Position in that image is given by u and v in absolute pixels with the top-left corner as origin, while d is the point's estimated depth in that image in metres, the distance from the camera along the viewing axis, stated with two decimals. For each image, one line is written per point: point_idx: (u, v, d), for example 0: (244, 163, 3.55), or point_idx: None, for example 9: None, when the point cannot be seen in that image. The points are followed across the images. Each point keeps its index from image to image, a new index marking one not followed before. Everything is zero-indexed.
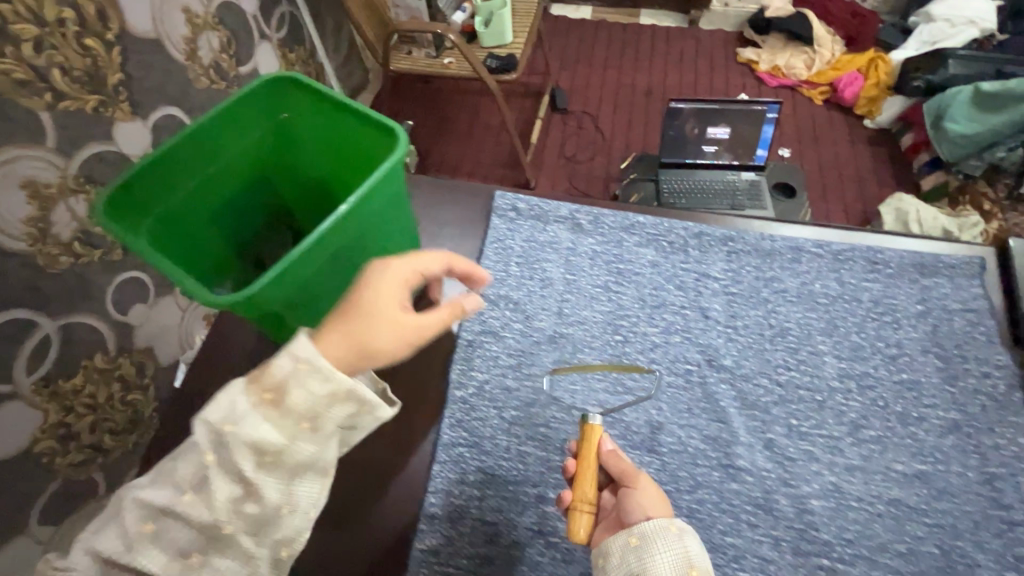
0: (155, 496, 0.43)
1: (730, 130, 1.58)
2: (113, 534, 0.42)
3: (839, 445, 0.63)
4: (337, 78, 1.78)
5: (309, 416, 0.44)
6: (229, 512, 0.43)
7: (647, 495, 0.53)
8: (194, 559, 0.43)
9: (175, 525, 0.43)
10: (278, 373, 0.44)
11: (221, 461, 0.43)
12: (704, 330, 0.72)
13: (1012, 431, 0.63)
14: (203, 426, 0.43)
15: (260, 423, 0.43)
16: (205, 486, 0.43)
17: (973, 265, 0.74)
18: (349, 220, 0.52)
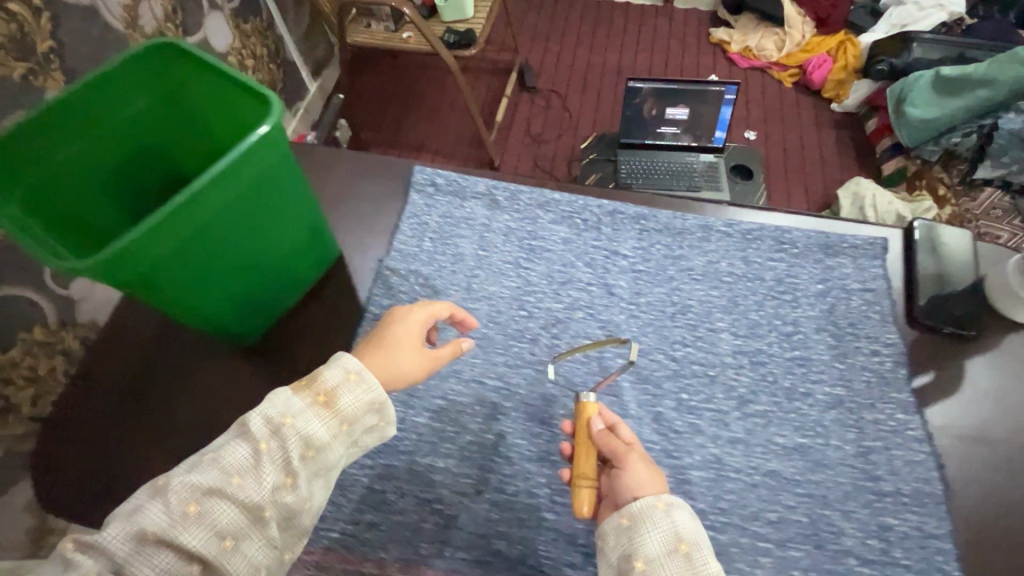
0: (203, 478, 0.44)
1: (688, 111, 1.55)
2: (156, 511, 0.42)
3: (725, 419, 0.65)
4: (299, 52, 1.67)
5: (350, 422, 0.51)
6: (277, 495, 0.46)
7: (651, 473, 0.53)
8: (227, 544, 0.44)
9: (219, 503, 0.44)
10: (330, 380, 0.51)
11: (278, 447, 0.47)
12: (607, 306, 0.73)
13: (892, 406, 0.65)
14: (261, 419, 0.48)
15: (312, 420, 0.49)
16: (259, 470, 0.46)
17: (875, 247, 0.75)
18: (216, 186, 0.53)
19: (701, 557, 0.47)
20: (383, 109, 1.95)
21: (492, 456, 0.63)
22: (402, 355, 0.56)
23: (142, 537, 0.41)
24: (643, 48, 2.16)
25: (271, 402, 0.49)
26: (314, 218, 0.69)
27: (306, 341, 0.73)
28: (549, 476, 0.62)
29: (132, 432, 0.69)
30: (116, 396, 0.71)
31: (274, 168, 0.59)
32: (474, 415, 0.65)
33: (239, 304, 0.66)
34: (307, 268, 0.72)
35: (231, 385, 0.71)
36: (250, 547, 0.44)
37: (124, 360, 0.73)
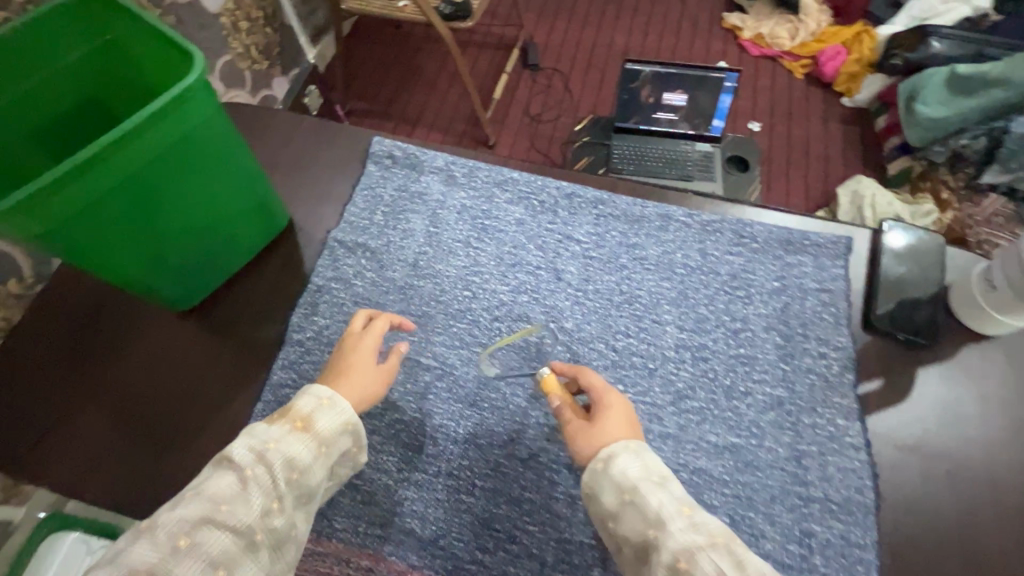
0: (190, 510, 0.41)
1: (686, 97, 1.48)
2: (143, 547, 0.39)
3: (658, 413, 0.63)
4: (298, 20, 1.51)
5: (328, 444, 0.50)
6: (266, 520, 0.44)
7: (600, 423, 0.52)
8: (219, 574, 0.40)
9: (211, 532, 0.40)
10: (303, 407, 0.51)
11: (267, 472, 0.45)
12: (553, 292, 0.71)
13: (833, 411, 0.63)
14: (243, 445, 0.46)
15: (293, 444, 0.48)
16: (249, 495, 0.43)
17: (839, 246, 0.72)
18: (129, 141, 0.52)
19: (648, 498, 0.45)
20: (379, 83, 1.83)
21: (418, 435, 0.62)
22: (363, 369, 0.57)
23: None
24: (657, 30, 2.00)
25: (251, 430, 0.48)
26: (253, 186, 0.67)
27: (246, 310, 0.72)
28: (472, 459, 0.61)
29: (63, 393, 0.67)
30: (47, 357, 0.69)
31: (199, 129, 0.57)
32: (403, 393, 0.65)
33: (170, 268, 0.65)
34: (248, 238, 0.71)
35: (167, 349, 0.69)
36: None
37: (58, 321, 0.71)
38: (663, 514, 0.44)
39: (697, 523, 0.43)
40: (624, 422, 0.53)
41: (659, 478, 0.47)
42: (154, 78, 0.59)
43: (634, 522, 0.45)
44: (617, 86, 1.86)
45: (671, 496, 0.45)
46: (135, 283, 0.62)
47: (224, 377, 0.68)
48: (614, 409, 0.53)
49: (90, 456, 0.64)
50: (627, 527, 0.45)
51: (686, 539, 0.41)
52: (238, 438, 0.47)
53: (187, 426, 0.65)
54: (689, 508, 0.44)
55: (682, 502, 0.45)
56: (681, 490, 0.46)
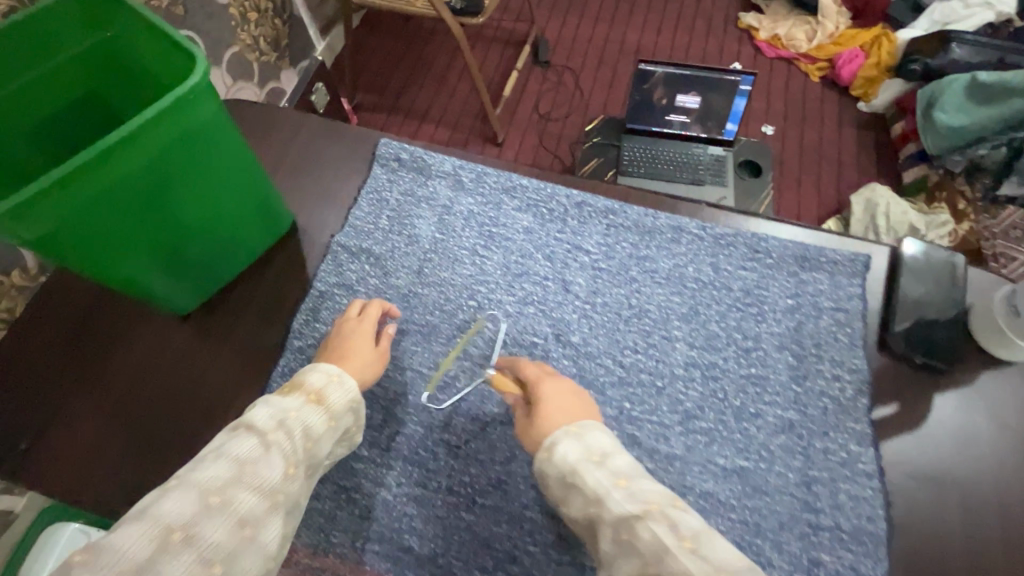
0: (217, 470, 0.42)
1: (700, 99, 1.43)
2: (176, 500, 0.39)
3: (666, 433, 0.62)
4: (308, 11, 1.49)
5: (337, 417, 0.53)
6: (286, 484, 0.45)
7: (543, 410, 0.54)
8: (248, 532, 0.40)
9: (241, 491, 0.41)
10: (313, 382, 0.54)
11: (286, 438, 0.47)
12: (560, 304, 0.69)
13: (845, 436, 0.61)
14: (263, 412, 0.48)
15: (308, 414, 0.51)
16: (271, 459, 0.45)
17: (856, 264, 0.70)
18: (130, 144, 0.51)
19: (585, 478, 0.47)
20: (388, 77, 1.80)
21: (418, 449, 0.61)
22: (360, 347, 0.60)
23: (165, 537, 0.37)
24: (671, 29, 1.96)
25: (264, 402, 0.50)
26: (256, 188, 0.66)
27: (247, 314, 0.71)
28: (474, 475, 0.60)
29: (58, 394, 0.66)
30: (44, 358, 0.68)
31: (201, 131, 0.56)
32: (404, 404, 0.63)
33: (170, 270, 0.63)
34: (250, 240, 0.70)
35: (165, 351, 0.68)
36: (268, 536, 0.42)
37: (54, 321, 0.70)
38: (600, 491, 0.46)
39: (633, 494, 0.45)
40: (568, 403, 0.55)
41: (599, 455, 0.48)
42: (156, 76, 0.58)
43: (579, 502, 0.47)
44: (628, 85, 1.83)
45: (606, 472, 0.47)
46: (134, 285, 0.61)
47: (221, 380, 0.67)
48: (556, 394, 0.55)
49: (85, 456, 0.63)
50: (574, 508, 0.48)
51: (624, 511, 0.44)
52: (254, 407, 0.49)
53: (184, 430, 0.64)
54: (625, 480, 0.46)
55: (619, 474, 0.47)
56: (622, 462, 0.48)
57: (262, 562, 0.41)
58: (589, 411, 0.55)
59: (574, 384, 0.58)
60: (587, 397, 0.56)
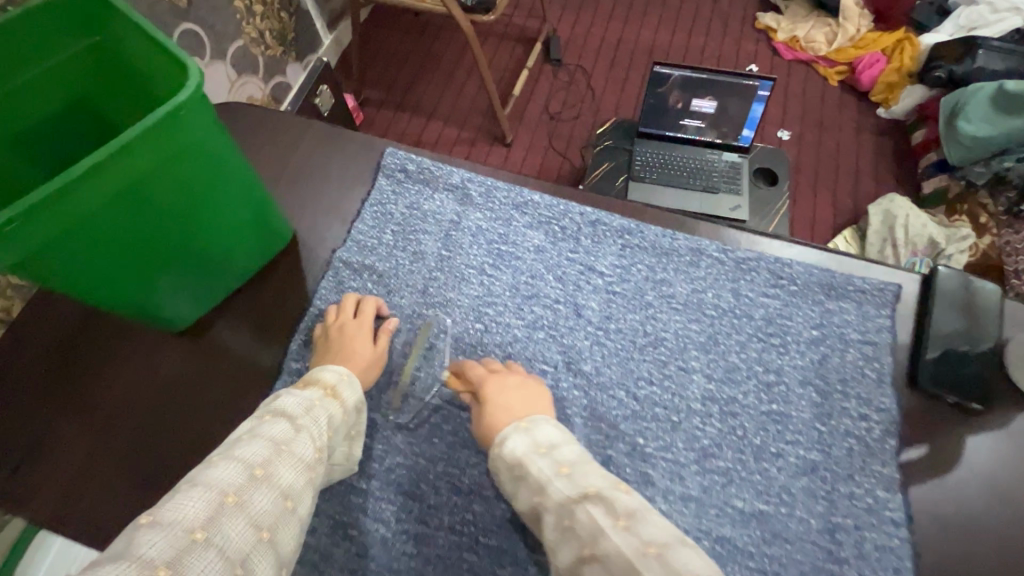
0: (256, 448, 0.44)
1: (717, 104, 1.25)
2: (224, 469, 0.41)
3: (681, 472, 0.58)
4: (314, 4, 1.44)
5: (350, 415, 0.56)
6: (316, 465, 0.48)
7: (490, 407, 0.55)
8: (288, 505, 0.43)
9: (282, 465, 0.44)
10: (328, 378, 0.56)
11: (313, 425, 0.50)
12: (572, 329, 0.66)
13: (872, 480, 0.58)
14: (292, 400, 0.51)
15: (329, 406, 0.53)
16: (301, 441, 0.48)
17: (886, 294, 0.66)
18: (122, 158, 0.47)
19: (530, 470, 0.48)
20: (394, 72, 1.71)
21: (419, 483, 0.58)
22: (360, 345, 0.61)
23: (220, 502, 0.39)
24: (691, 28, 1.84)
25: (288, 393, 0.52)
26: (254, 201, 0.63)
27: (244, 332, 0.68)
28: (477, 514, 0.57)
29: (44, 414, 0.63)
30: (31, 375, 0.65)
31: (198, 144, 0.53)
32: (406, 434, 0.61)
33: (161, 289, 0.60)
34: (247, 255, 0.67)
35: (156, 370, 0.65)
36: (303, 509, 0.44)
37: (42, 337, 0.67)
38: (543, 479, 0.47)
39: (575, 480, 0.46)
40: (516, 397, 0.56)
41: (545, 447, 0.49)
42: (150, 83, 0.55)
43: (525, 494, 0.48)
44: (643, 85, 1.71)
45: (549, 460, 0.48)
46: (124, 304, 0.58)
47: (213, 403, 0.63)
48: (504, 392, 0.56)
49: (63, 480, 0.59)
50: (522, 499, 0.49)
51: (565, 496, 0.45)
52: (279, 397, 0.51)
53: (173, 456, 0.60)
54: (567, 468, 0.47)
55: (561, 462, 0.48)
56: (568, 452, 0.49)
57: (297, 535, 0.43)
58: (539, 402, 0.56)
59: (523, 378, 0.58)
60: (538, 389, 0.57)
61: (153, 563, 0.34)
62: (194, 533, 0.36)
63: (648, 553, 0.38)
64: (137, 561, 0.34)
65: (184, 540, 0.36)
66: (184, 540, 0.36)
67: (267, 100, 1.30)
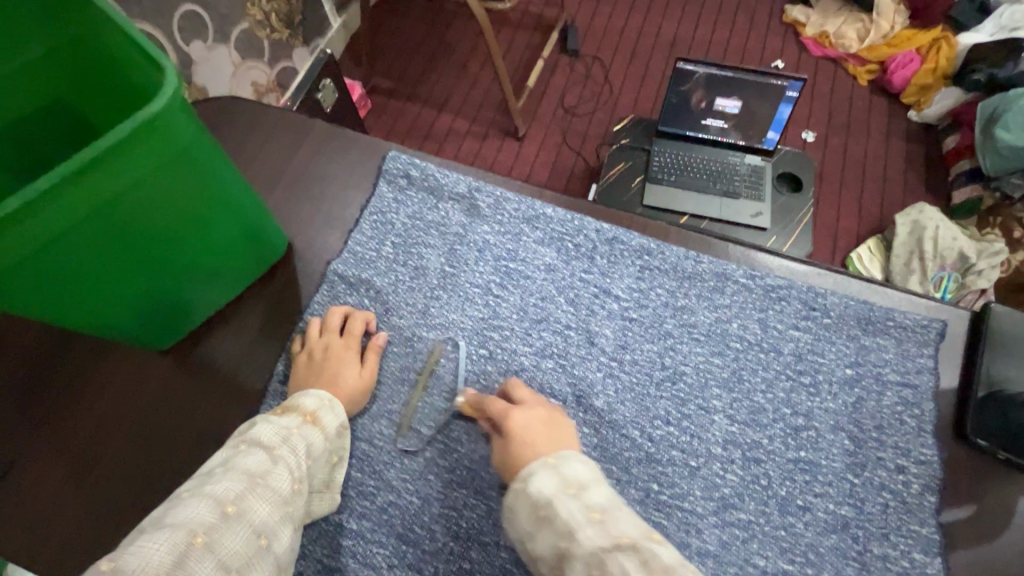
0: (229, 482, 0.39)
1: (742, 104, 1.13)
2: (193, 507, 0.37)
3: (697, 523, 0.53)
4: None
5: (331, 440, 0.51)
6: (294, 498, 0.43)
7: (515, 441, 0.51)
8: (263, 542, 0.39)
9: (257, 501, 0.39)
10: (308, 403, 0.51)
11: (292, 454, 0.45)
12: (583, 359, 0.60)
13: (908, 542, 0.52)
14: (267, 426, 0.46)
15: (309, 432, 0.48)
16: (278, 473, 0.43)
17: (929, 332, 0.60)
18: (98, 171, 0.42)
19: (558, 512, 0.43)
20: (405, 59, 1.64)
21: (413, 525, 0.54)
22: (346, 367, 0.58)
23: (187, 544, 0.35)
24: (719, 19, 1.70)
25: (264, 419, 0.47)
26: (244, 215, 0.58)
27: (229, 349, 0.63)
28: (475, 562, 0.52)
29: (21, 437, 0.60)
30: (10, 396, 0.62)
31: (181, 155, 0.48)
32: (400, 468, 0.56)
33: (139, 309, 0.55)
34: (234, 271, 0.62)
35: (137, 391, 0.61)
36: (280, 546, 0.40)
37: (23, 354, 0.64)
38: (572, 524, 0.42)
39: (607, 528, 0.41)
40: (542, 432, 0.51)
41: (575, 487, 0.45)
42: (131, 85, 0.50)
43: (549, 538, 0.43)
44: (664, 80, 1.62)
45: (581, 504, 0.43)
46: (101, 325, 0.53)
47: (194, 429, 0.58)
48: (529, 423, 0.52)
49: (36, 505, 0.56)
50: (542, 545, 0.43)
51: (595, 545, 0.40)
52: (255, 425, 0.46)
53: (150, 487, 0.56)
54: (599, 514, 0.43)
55: (593, 507, 0.43)
56: (599, 495, 0.44)
57: (273, 574, 0.39)
58: (568, 439, 0.51)
59: (550, 410, 0.54)
60: (564, 424, 0.53)
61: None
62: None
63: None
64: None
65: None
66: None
67: (271, 87, 1.23)
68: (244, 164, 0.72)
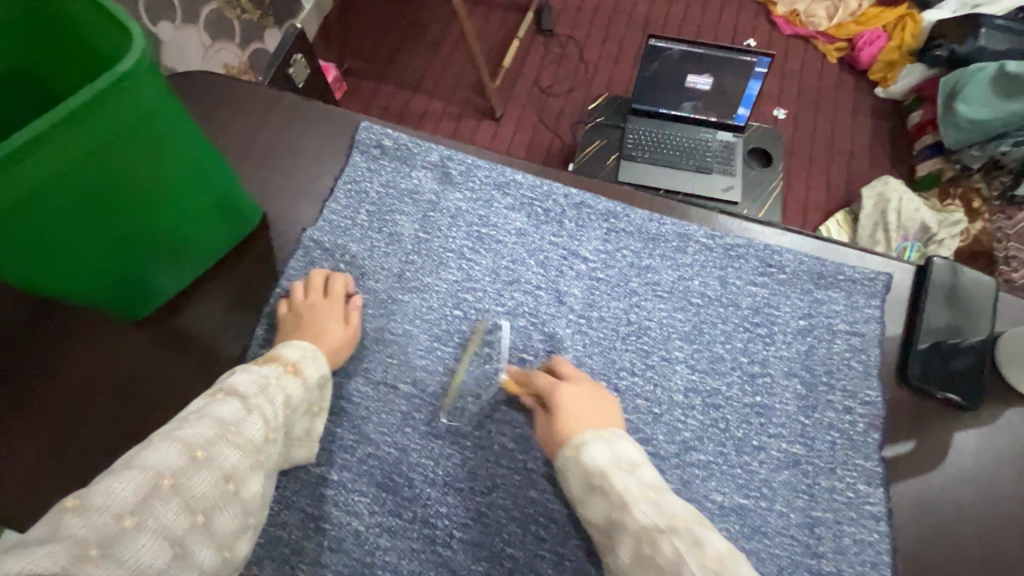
0: (201, 428, 0.41)
1: (713, 81, 1.16)
2: (161, 451, 0.38)
3: (661, 465, 0.57)
4: None
5: (312, 391, 0.53)
6: (265, 447, 0.44)
7: (563, 415, 0.52)
8: (230, 487, 0.40)
9: (227, 449, 0.41)
10: (290, 355, 0.53)
11: (267, 404, 0.46)
12: (553, 316, 0.63)
13: (853, 475, 0.57)
14: (242, 379, 0.47)
15: (286, 385, 0.50)
16: (251, 421, 0.44)
17: (876, 284, 0.64)
18: (63, 135, 0.43)
19: (613, 484, 0.45)
20: (380, 41, 1.63)
21: (393, 475, 0.56)
22: (331, 324, 0.59)
23: (154, 486, 0.36)
24: None
25: (243, 368, 0.48)
26: (216, 185, 0.59)
27: (209, 315, 0.65)
28: (452, 506, 0.55)
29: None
30: None
31: (150, 120, 0.49)
32: (377, 423, 0.58)
33: (111, 275, 0.56)
34: (208, 243, 0.63)
35: (115, 362, 0.62)
36: (248, 492, 0.42)
37: None
38: (627, 498, 0.44)
39: (661, 507, 0.43)
40: (589, 408, 0.53)
41: (627, 464, 0.47)
42: (98, 52, 0.51)
43: (602, 507, 0.46)
44: (638, 59, 1.63)
45: (635, 480, 0.45)
46: (75, 291, 0.54)
47: (178, 395, 0.60)
48: (575, 399, 0.54)
49: (13, 471, 0.57)
50: (594, 512, 0.46)
51: (650, 522, 0.42)
52: (232, 374, 0.48)
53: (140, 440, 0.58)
54: (654, 492, 0.45)
55: (647, 485, 0.45)
56: (650, 475, 0.47)
57: (240, 518, 0.41)
58: (613, 416, 0.53)
59: (594, 389, 0.55)
60: (609, 402, 0.55)
61: (83, 543, 0.32)
62: (123, 519, 0.34)
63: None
64: (68, 542, 0.32)
65: (112, 528, 0.33)
66: (111, 529, 0.33)
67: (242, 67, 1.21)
68: (215, 136, 0.73)
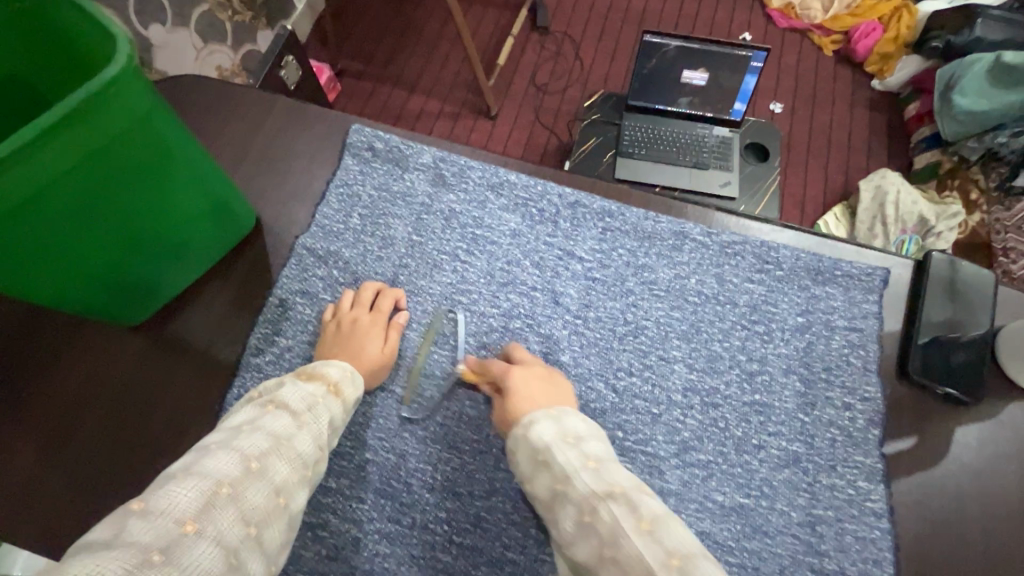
0: (255, 440, 0.41)
1: (709, 76, 1.14)
2: (219, 459, 0.38)
3: (661, 466, 0.57)
4: None
5: (350, 413, 0.52)
6: (314, 464, 0.44)
7: (514, 396, 0.52)
8: (282, 501, 0.40)
9: (279, 460, 0.40)
10: (333, 374, 0.52)
11: (317, 421, 0.46)
12: (549, 318, 0.63)
13: (854, 472, 0.56)
14: (292, 394, 0.47)
15: (331, 405, 0.49)
16: (302, 438, 0.44)
17: (874, 279, 0.63)
18: (48, 143, 0.43)
19: (555, 457, 0.44)
20: (374, 40, 1.62)
21: (391, 480, 0.56)
22: (371, 341, 0.59)
23: (212, 493, 0.36)
24: None
25: (292, 383, 0.49)
26: (209, 188, 0.58)
27: (202, 322, 0.64)
28: (451, 511, 0.55)
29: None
30: None
31: (140, 125, 0.48)
32: (374, 429, 0.58)
33: (106, 282, 0.55)
34: (198, 249, 0.62)
35: (109, 370, 0.61)
36: (296, 506, 0.41)
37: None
38: (568, 470, 0.43)
39: (602, 475, 0.42)
40: (539, 390, 0.53)
41: (573, 437, 0.46)
42: (84, 56, 0.50)
43: (545, 481, 0.44)
44: (634, 55, 1.62)
45: (577, 452, 0.44)
46: (71, 299, 0.54)
47: (171, 403, 0.60)
48: (527, 381, 0.54)
49: (11, 480, 0.57)
50: (539, 487, 0.45)
51: (589, 490, 0.41)
52: (282, 388, 0.48)
53: (134, 450, 0.58)
54: (594, 462, 0.44)
55: (589, 455, 0.44)
56: (596, 446, 0.45)
57: (286, 533, 0.40)
58: (564, 398, 0.53)
59: (547, 370, 0.56)
60: (562, 385, 0.55)
61: (145, 549, 0.31)
62: (185, 526, 0.33)
63: (671, 566, 0.34)
64: (133, 548, 0.31)
65: (174, 534, 0.33)
66: (174, 534, 0.33)
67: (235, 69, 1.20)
68: (207, 141, 0.72)
